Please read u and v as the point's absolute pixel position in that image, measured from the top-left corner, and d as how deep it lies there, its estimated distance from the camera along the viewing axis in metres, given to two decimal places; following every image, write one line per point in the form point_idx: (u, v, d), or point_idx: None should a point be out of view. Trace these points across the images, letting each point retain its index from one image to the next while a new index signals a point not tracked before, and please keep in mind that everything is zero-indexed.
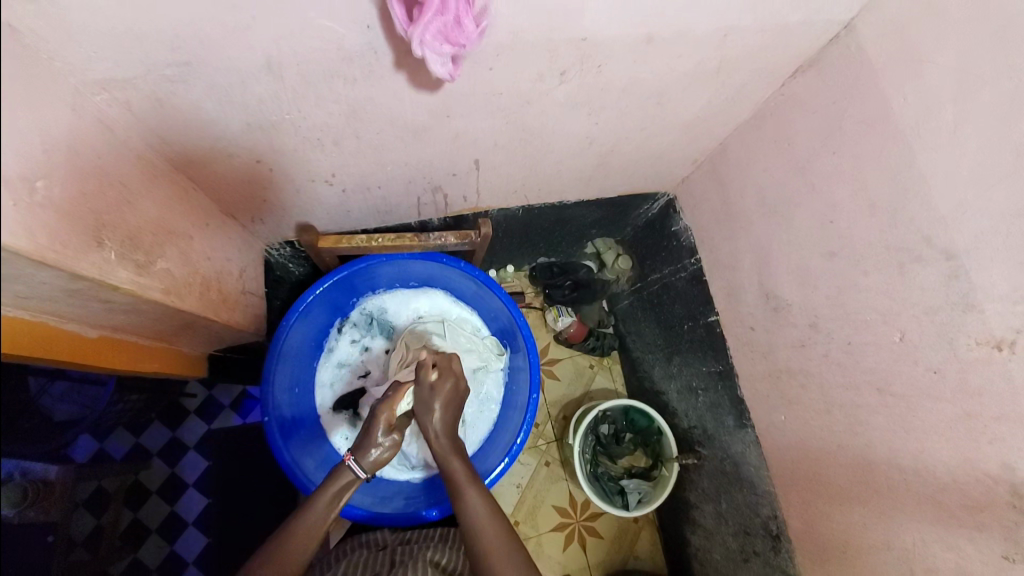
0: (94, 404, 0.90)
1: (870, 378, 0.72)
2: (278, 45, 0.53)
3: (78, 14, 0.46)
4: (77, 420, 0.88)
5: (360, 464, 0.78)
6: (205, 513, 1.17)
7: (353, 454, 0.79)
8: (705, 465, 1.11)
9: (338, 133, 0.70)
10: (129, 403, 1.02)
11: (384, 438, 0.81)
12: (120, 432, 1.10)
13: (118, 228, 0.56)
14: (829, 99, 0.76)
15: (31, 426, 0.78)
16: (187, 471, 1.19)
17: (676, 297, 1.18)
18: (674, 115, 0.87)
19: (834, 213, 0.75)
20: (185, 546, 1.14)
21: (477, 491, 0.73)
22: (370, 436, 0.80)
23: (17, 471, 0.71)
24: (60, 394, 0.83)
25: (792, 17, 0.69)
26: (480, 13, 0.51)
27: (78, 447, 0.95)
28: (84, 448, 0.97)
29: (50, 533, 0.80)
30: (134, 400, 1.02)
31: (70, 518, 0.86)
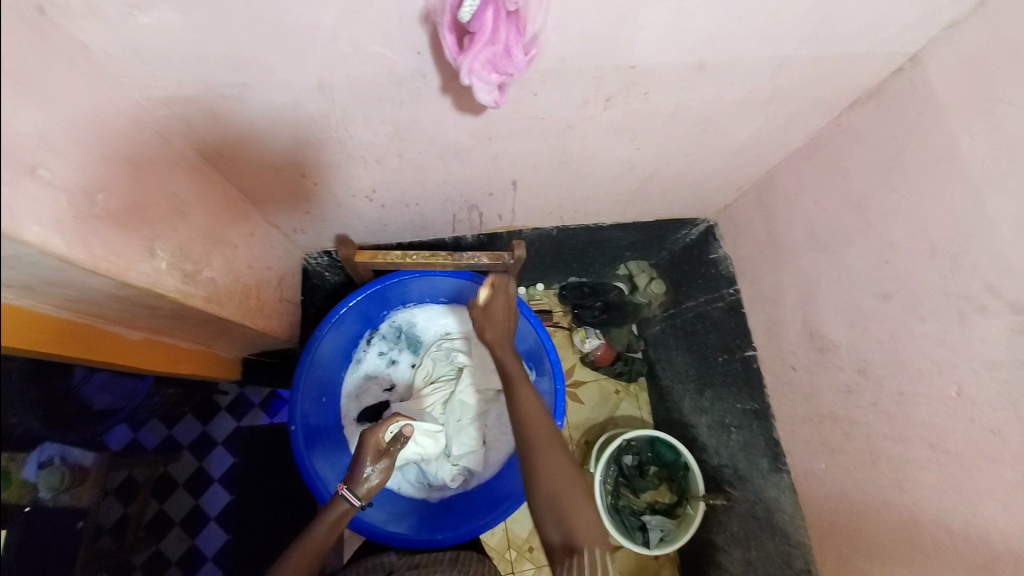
0: (133, 396, 0.92)
1: (922, 432, 0.67)
2: (331, 70, 0.55)
3: (146, 36, 0.48)
4: (115, 411, 0.90)
5: (354, 492, 0.77)
6: (227, 509, 1.19)
7: (345, 484, 0.77)
8: (735, 507, 1.05)
9: (381, 152, 0.72)
10: (165, 397, 1.06)
11: (373, 465, 0.80)
12: (152, 423, 1.11)
13: (170, 238, 0.58)
14: (889, 134, 0.72)
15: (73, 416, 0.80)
16: (213, 466, 1.21)
17: (710, 328, 1.14)
18: (720, 141, 0.85)
19: (891, 252, 0.71)
20: (204, 541, 1.16)
21: (526, 386, 0.74)
22: (357, 465, 0.80)
23: (55, 456, 0.75)
24: (102, 383, 0.84)
25: (852, 48, 0.66)
26: (530, 43, 0.50)
27: (115, 436, 0.95)
28: (121, 436, 0.98)
29: (80, 519, 0.83)
30: (169, 394, 1.05)
31: (100, 505, 0.89)
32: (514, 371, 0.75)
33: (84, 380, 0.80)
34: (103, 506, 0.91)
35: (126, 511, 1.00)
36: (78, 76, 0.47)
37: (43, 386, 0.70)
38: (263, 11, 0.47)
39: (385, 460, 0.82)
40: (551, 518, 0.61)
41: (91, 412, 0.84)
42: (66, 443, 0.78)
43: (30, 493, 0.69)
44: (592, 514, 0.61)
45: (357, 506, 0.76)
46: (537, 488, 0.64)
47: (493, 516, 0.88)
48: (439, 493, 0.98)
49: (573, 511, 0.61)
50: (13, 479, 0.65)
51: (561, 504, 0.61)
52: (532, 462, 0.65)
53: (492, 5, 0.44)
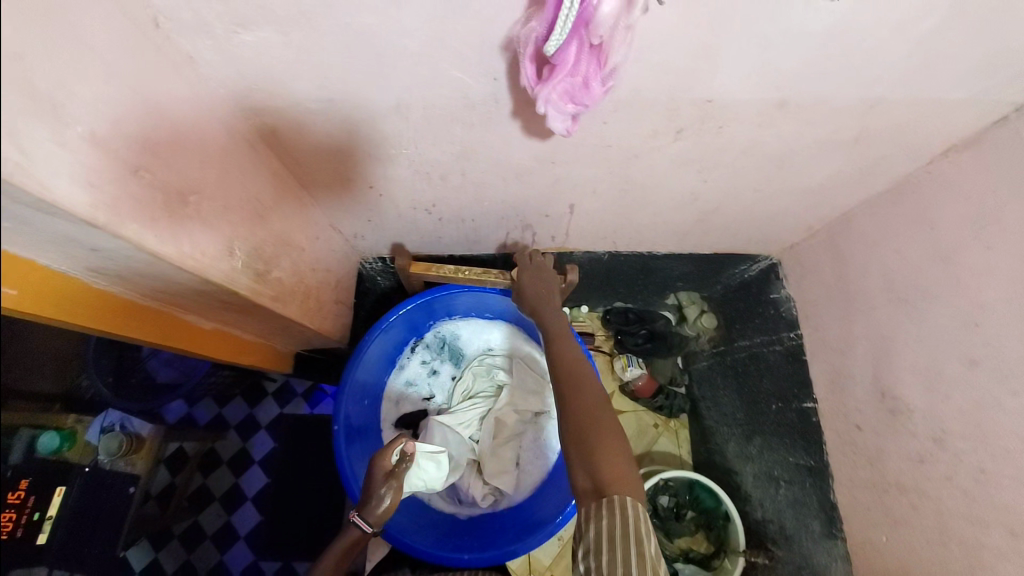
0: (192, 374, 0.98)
1: (1004, 518, 0.60)
2: (409, 91, 0.57)
3: (247, 53, 0.52)
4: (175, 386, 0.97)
5: (365, 519, 0.75)
6: (262, 492, 1.22)
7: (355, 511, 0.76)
8: (777, 568, 0.98)
9: (446, 169, 0.73)
10: (219, 378, 1.11)
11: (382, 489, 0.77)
12: (207, 400, 1.18)
13: (248, 239, 0.61)
14: (987, 186, 0.65)
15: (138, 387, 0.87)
16: (256, 448, 1.25)
17: (765, 371, 1.08)
18: (793, 180, 0.81)
19: (982, 315, 0.65)
20: (240, 520, 1.20)
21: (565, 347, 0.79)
22: (367, 491, 0.77)
23: (117, 423, 0.83)
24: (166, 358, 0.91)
25: (952, 93, 0.61)
26: (609, 75, 0.49)
27: (171, 411, 1.03)
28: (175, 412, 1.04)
29: (131, 485, 0.87)
30: (223, 376, 1.10)
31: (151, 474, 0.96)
32: (556, 331, 0.82)
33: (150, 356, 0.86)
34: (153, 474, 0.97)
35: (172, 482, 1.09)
36: (181, 85, 0.51)
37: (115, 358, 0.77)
38: (354, 35, 0.49)
39: (394, 484, 0.78)
40: (579, 455, 0.63)
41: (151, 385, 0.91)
42: (127, 413, 0.85)
43: (92, 455, 0.76)
44: (621, 460, 0.61)
45: (368, 533, 0.75)
46: (568, 421, 0.68)
47: (521, 542, 0.86)
48: (469, 511, 0.97)
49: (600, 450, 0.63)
50: (78, 440, 0.72)
51: (590, 443, 0.64)
52: (567, 400, 0.70)
53: (577, 39, 0.44)
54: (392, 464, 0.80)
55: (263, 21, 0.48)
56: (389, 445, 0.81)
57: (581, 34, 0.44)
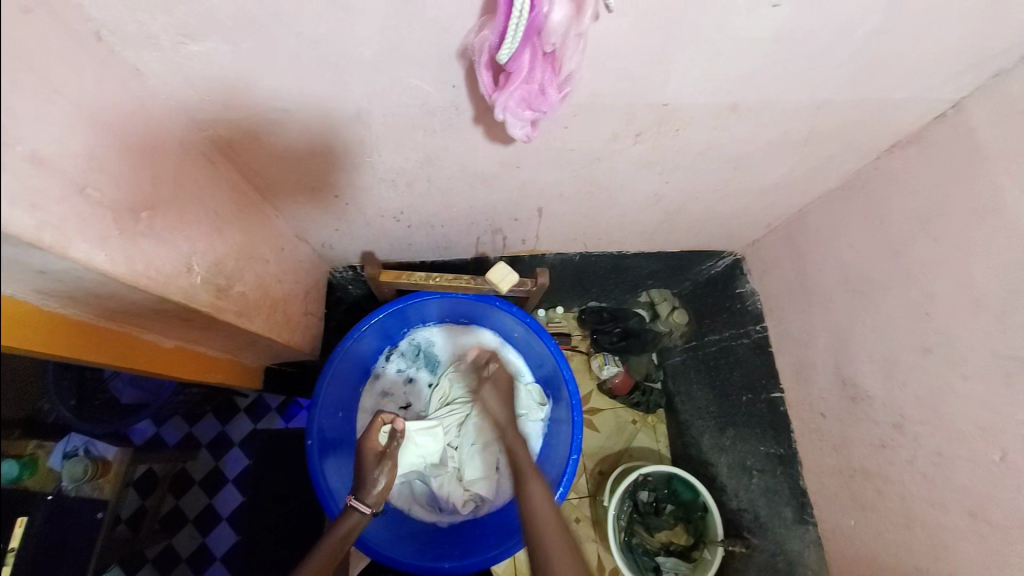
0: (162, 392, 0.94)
1: (963, 499, 0.63)
2: (369, 100, 0.56)
3: (198, 65, 0.50)
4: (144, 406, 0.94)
5: (361, 500, 0.77)
6: (238, 511, 1.19)
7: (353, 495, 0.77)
8: (754, 556, 1.01)
9: (411, 177, 0.73)
10: (187, 396, 1.07)
11: (376, 470, 0.79)
12: (174, 419, 1.15)
13: (206, 255, 0.60)
14: (931, 180, 0.69)
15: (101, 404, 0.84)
16: (229, 466, 1.22)
17: (734, 364, 1.11)
18: (750, 180, 0.84)
19: (930, 304, 0.68)
20: (215, 540, 1.17)
21: (538, 481, 0.74)
22: (363, 475, 0.79)
23: (81, 446, 0.80)
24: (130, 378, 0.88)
25: (895, 93, 0.64)
26: (565, 82, 0.50)
27: (137, 432, 1.00)
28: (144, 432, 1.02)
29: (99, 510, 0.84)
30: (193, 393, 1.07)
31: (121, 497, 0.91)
32: (529, 468, 0.76)
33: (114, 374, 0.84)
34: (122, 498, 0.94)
35: (142, 505, 1.07)
36: (128, 97, 0.49)
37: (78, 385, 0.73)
38: (310, 46, 0.49)
39: (389, 461, 0.81)
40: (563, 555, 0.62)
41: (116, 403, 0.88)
42: (93, 436, 0.83)
43: (54, 483, 0.72)
44: None
45: (368, 512, 0.76)
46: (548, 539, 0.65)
47: (501, 548, 0.87)
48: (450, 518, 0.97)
49: (562, 573, 0.61)
50: (40, 468, 0.69)
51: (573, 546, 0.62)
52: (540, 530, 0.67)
53: (530, 47, 0.44)
54: (381, 445, 0.83)
55: (211, 32, 0.47)
56: (376, 426, 0.83)
57: (533, 41, 0.44)
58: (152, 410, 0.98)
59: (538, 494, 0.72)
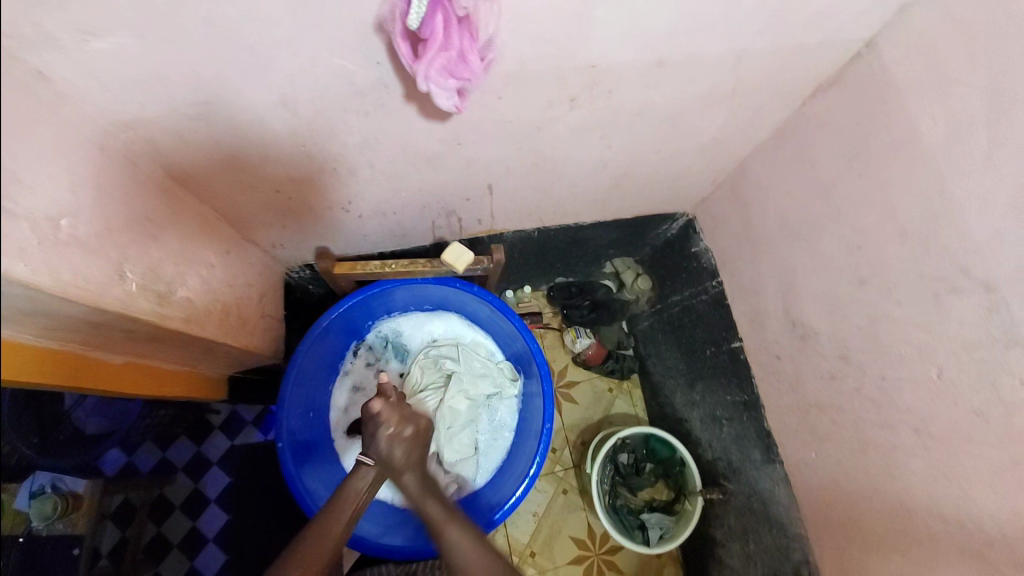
0: (124, 419, 0.92)
1: (907, 417, 0.68)
2: (292, 83, 0.56)
3: (104, 61, 0.48)
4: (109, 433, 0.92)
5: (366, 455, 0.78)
6: (224, 529, 1.13)
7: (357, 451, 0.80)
8: (731, 501, 1.05)
9: (351, 163, 0.72)
10: (156, 418, 1.04)
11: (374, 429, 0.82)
12: (146, 444, 1.10)
13: (140, 261, 0.58)
14: (853, 120, 0.72)
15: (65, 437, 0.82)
16: (210, 485, 1.15)
17: (697, 321, 1.14)
18: (690, 137, 0.86)
19: (862, 238, 0.72)
20: (203, 564, 1.10)
21: None
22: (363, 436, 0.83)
23: (47, 484, 0.77)
24: (92, 407, 0.86)
25: (810, 36, 0.67)
26: (485, 47, 0.53)
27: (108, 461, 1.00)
28: (114, 462, 1.01)
29: (75, 546, 0.84)
30: (162, 415, 1.05)
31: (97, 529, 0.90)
32: (462, 484, 0.79)
33: (74, 403, 0.81)
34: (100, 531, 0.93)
35: (122, 535, 1.00)
36: (35, 103, 0.46)
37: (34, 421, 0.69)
38: (221, 31, 0.48)
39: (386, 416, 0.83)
40: None
41: (81, 435, 0.86)
42: (58, 471, 0.80)
43: (25, 524, 0.70)
44: None
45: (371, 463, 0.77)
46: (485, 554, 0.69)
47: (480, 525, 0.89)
48: None
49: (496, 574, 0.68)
50: (7, 512, 0.66)
51: None
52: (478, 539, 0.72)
53: (441, 10, 0.46)
54: None
55: (115, 25, 0.45)
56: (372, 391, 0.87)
57: (445, 7, 0.46)
58: (120, 437, 0.95)
59: (475, 508, 0.76)
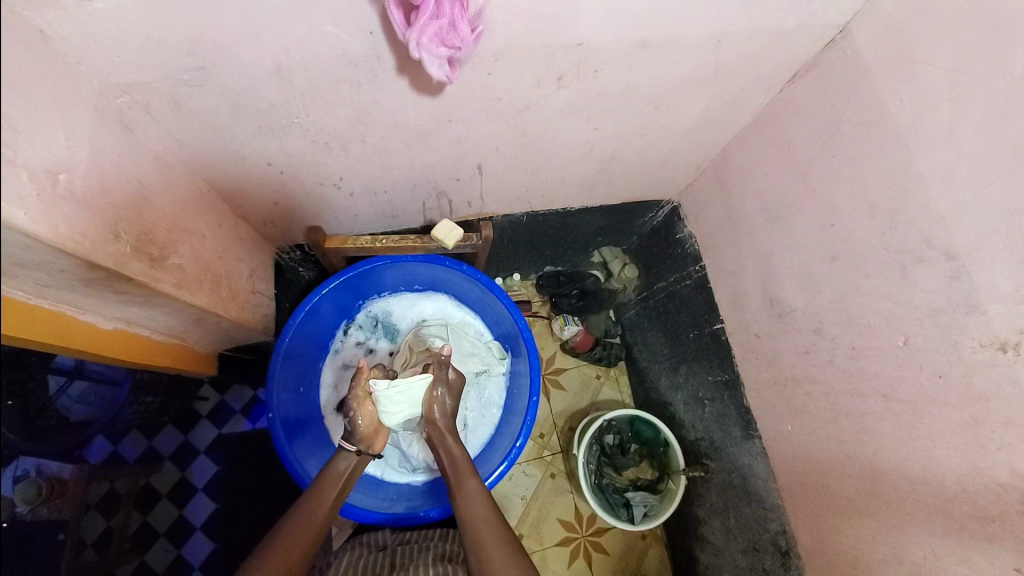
0: (110, 405, 0.87)
1: (876, 384, 0.71)
2: (287, 53, 0.58)
3: (103, 22, 0.50)
4: (91, 421, 0.84)
5: (349, 440, 0.83)
6: (212, 519, 1.08)
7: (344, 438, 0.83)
8: (713, 478, 1.08)
9: (344, 137, 0.74)
10: (146, 405, 0.98)
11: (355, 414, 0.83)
12: (133, 433, 1.01)
13: (134, 224, 0.59)
14: (827, 103, 0.76)
15: (48, 426, 0.73)
16: (197, 475, 1.10)
17: (681, 305, 1.17)
18: (673, 121, 0.89)
19: (835, 216, 0.75)
20: (191, 551, 1.05)
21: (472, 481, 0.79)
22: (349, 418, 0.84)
23: (31, 469, 0.68)
24: (77, 394, 0.79)
25: (785, 21, 0.70)
26: (474, 19, 0.55)
27: (94, 449, 0.87)
28: (100, 449, 0.89)
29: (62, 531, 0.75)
30: (150, 402, 0.98)
31: (83, 517, 0.81)
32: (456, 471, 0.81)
33: (60, 391, 0.74)
34: (84, 521, 0.81)
35: (108, 526, 0.89)
36: (36, 60, 0.48)
37: (17, 400, 0.66)
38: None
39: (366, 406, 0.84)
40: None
41: (66, 423, 0.78)
42: (41, 456, 0.71)
43: (7, 509, 0.62)
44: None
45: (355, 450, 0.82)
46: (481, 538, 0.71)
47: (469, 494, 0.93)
48: (424, 475, 1.00)
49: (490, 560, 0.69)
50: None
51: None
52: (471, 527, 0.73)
53: None
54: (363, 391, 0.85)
55: None
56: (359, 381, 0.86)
57: None
58: (104, 424, 0.87)
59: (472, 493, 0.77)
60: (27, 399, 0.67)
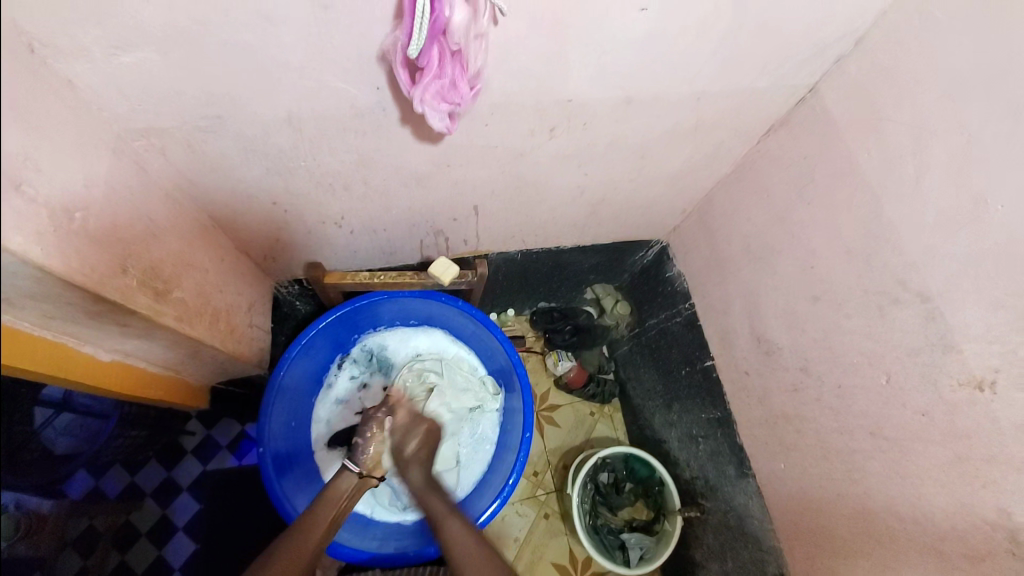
0: (95, 439, 0.85)
1: (863, 422, 0.72)
2: (299, 104, 0.62)
3: (129, 74, 0.54)
4: (74, 456, 0.83)
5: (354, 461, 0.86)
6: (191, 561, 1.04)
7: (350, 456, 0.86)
8: (709, 519, 1.06)
9: (347, 180, 0.78)
10: (131, 440, 0.97)
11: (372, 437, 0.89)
12: (116, 468, 0.96)
13: (142, 258, 0.61)
14: (800, 155, 0.81)
15: (31, 461, 0.72)
16: (178, 514, 1.06)
17: (672, 342, 1.19)
18: (659, 167, 0.94)
19: (814, 258, 0.79)
20: None
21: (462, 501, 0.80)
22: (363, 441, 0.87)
23: (9, 503, 0.66)
24: (63, 427, 0.78)
25: (759, 82, 0.76)
26: (473, 79, 0.59)
27: (74, 484, 0.85)
28: (82, 485, 0.87)
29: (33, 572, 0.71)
30: (136, 436, 0.97)
31: (59, 559, 0.78)
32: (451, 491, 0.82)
33: (44, 423, 0.74)
34: (60, 560, 0.78)
35: (84, 566, 0.86)
36: (64, 108, 0.52)
37: (5, 434, 0.65)
38: (236, 53, 0.54)
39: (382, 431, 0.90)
40: None
41: (49, 457, 0.77)
42: (21, 490, 0.69)
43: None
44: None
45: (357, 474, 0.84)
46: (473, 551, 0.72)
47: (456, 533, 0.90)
48: (414, 514, 0.98)
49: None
50: None
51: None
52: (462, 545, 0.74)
53: (437, 44, 0.53)
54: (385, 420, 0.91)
55: (143, 42, 0.50)
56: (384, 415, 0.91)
57: (441, 40, 0.53)
58: (87, 460, 0.86)
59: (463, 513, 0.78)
60: (12, 430, 0.67)
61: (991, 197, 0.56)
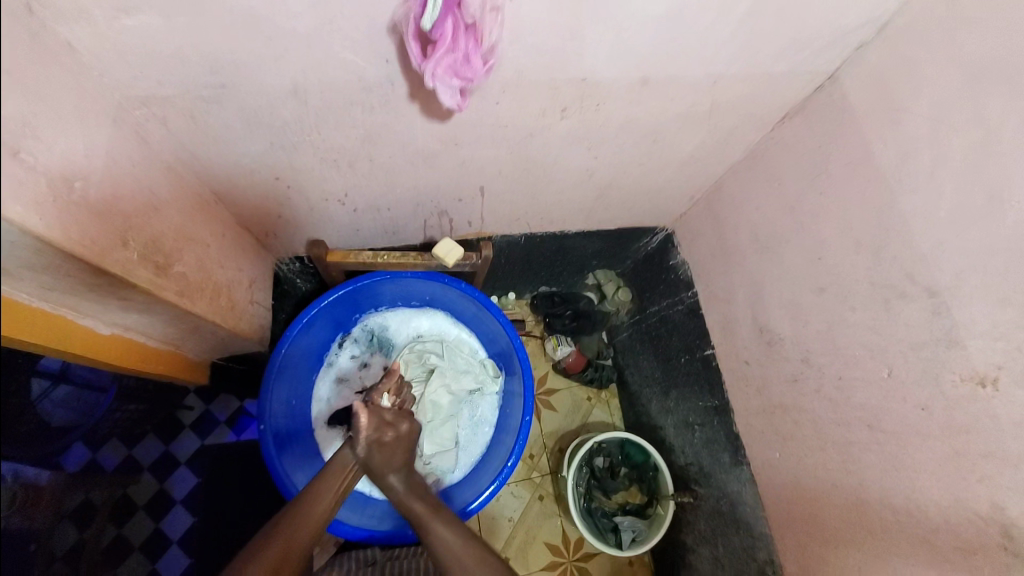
0: (92, 412, 0.86)
1: (861, 414, 0.73)
2: (305, 74, 0.60)
3: (131, 38, 0.52)
4: (72, 428, 0.83)
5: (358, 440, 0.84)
6: None
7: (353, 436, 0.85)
8: (702, 505, 1.08)
9: (352, 156, 0.76)
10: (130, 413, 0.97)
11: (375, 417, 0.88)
12: (112, 440, 0.94)
13: (142, 231, 0.60)
14: (814, 144, 0.80)
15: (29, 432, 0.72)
16: (177, 487, 1.05)
17: (673, 330, 1.19)
18: (670, 152, 0.92)
19: (822, 250, 0.78)
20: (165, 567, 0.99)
21: None
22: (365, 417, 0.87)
23: (8, 472, 0.65)
24: (61, 398, 0.79)
25: (777, 67, 0.74)
26: (487, 53, 0.57)
27: (71, 456, 0.85)
28: (78, 457, 0.86)
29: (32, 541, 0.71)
30: (135, 410, 0.97)
31: (60, 529, 0.79)
32: None
33: (42, 395, 0.75)
34: (61, 531, 0.78)
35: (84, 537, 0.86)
36: (62, 72, 0.50)
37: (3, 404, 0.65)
38: (241, 19, 0.52)
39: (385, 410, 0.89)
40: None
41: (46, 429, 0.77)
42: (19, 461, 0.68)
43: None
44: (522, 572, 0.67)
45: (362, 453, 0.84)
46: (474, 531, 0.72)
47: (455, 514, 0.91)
48: None
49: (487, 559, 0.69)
50: None
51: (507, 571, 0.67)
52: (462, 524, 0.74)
53: (451, 16, 0.51)
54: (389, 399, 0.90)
55: (145, 5, 0.48)
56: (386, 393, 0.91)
57: (455, 12, 0.51)
58: (85, 433, 0.85)
59: None
60: None
61: (1008, 193, 0.55)
